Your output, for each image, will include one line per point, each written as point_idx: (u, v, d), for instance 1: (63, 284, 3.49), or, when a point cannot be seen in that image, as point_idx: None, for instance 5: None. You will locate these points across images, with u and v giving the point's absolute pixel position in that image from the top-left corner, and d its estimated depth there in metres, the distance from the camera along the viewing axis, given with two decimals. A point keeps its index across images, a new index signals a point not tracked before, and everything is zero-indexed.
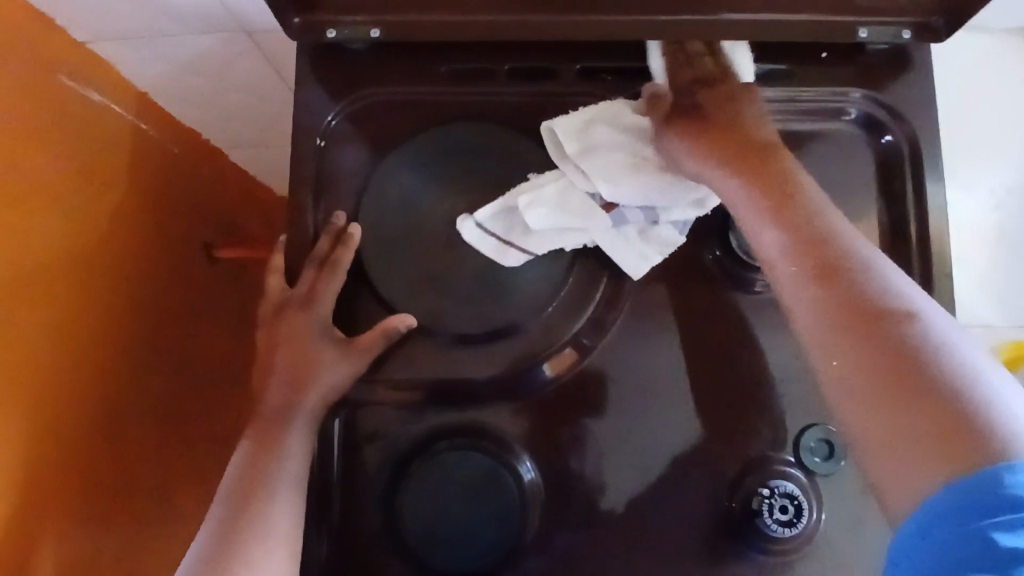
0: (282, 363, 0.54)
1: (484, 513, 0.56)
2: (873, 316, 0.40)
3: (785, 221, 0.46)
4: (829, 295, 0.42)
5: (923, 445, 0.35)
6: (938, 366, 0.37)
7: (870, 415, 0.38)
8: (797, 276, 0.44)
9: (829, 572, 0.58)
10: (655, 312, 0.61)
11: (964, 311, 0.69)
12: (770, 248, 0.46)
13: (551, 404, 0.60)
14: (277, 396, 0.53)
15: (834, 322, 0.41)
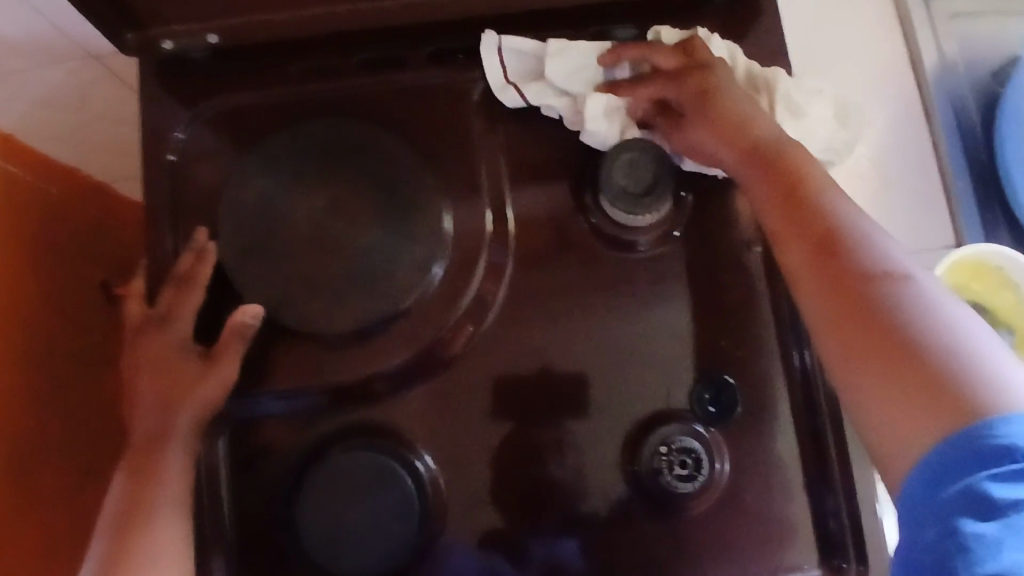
0: (157, 387, 0.56)
1: (384, 511, 0.55)
2: (876, 295, 0.46)
3: (792, 203, 0.52)
4: (836, 275, 0.48)
5: (918, 409, 0.41)
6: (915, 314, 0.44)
7: (876, 382, 0.44)
8: (803, 252, 0.50)
9: (737, 518, 0.57)
10: (537, 285, 0.60)
11: (889, 239, 0.64)
12: (779, 230, 0.52)
13: (442, 390, 0.59)
14: (152, 418, 0.56)
15: (836, 294, 0.47)
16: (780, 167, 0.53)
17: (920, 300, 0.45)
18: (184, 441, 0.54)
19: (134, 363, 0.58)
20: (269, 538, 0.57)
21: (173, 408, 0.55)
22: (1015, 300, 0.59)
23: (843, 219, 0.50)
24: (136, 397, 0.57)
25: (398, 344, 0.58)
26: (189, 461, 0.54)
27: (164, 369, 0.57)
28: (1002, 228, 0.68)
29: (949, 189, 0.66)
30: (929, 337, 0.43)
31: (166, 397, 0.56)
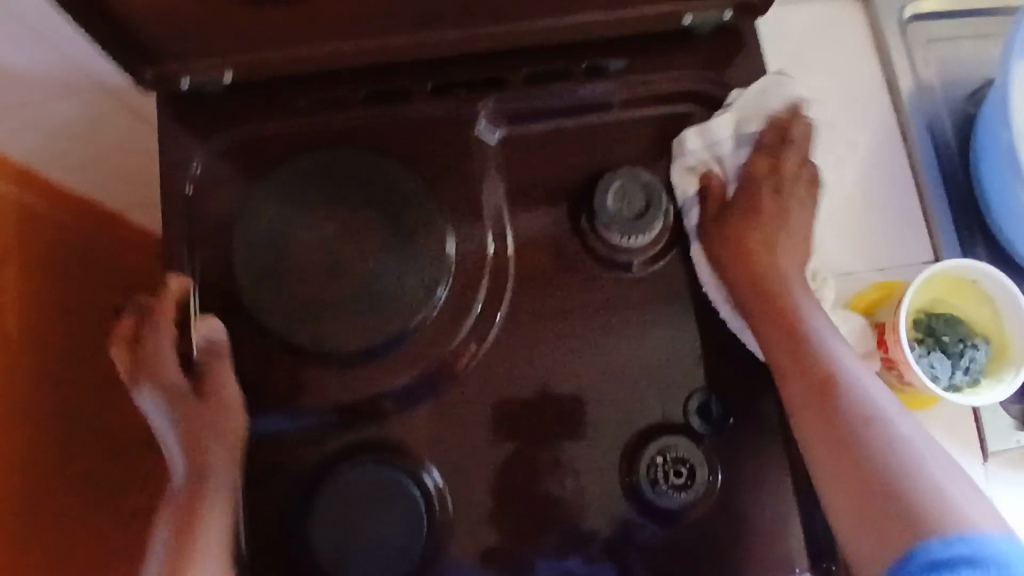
0: (184, 436, 0.61)
1: (392, 524, 0.58)
2: (838, 385, 0.55)
3: (778, 336, 0.59)
4: (810, 380, 0.56)
5: (881, 523, 0.49)
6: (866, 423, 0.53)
7: (865, 542, 0.49)
8: (790, 373, 0.57)
9: (729, 525, 0.60)
10: (534, 305, 0.63)
11: (869, 256, 0.68)
12: (776, 352, 0.58)
13: (447, 406, 0.62)
14: (186, 460, 0.60)
15: (811, 413, 0.55)
16: (765, 306, 0.60)
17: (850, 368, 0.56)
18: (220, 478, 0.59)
19: (152, 413, 0.62)
20: (284, 553, 0.60)
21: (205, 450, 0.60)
22: (993, 313, 0.62)
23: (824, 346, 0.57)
24: (167, 448, 0.61)
25: (405, 365, 0.61)
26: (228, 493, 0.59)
27: (186, 417, 0.61)
28: (980, 246, 0.70)
29: (927, 211, 0.69)
30: (856, 396, 0.54)
31: (192, 441, 0.60)
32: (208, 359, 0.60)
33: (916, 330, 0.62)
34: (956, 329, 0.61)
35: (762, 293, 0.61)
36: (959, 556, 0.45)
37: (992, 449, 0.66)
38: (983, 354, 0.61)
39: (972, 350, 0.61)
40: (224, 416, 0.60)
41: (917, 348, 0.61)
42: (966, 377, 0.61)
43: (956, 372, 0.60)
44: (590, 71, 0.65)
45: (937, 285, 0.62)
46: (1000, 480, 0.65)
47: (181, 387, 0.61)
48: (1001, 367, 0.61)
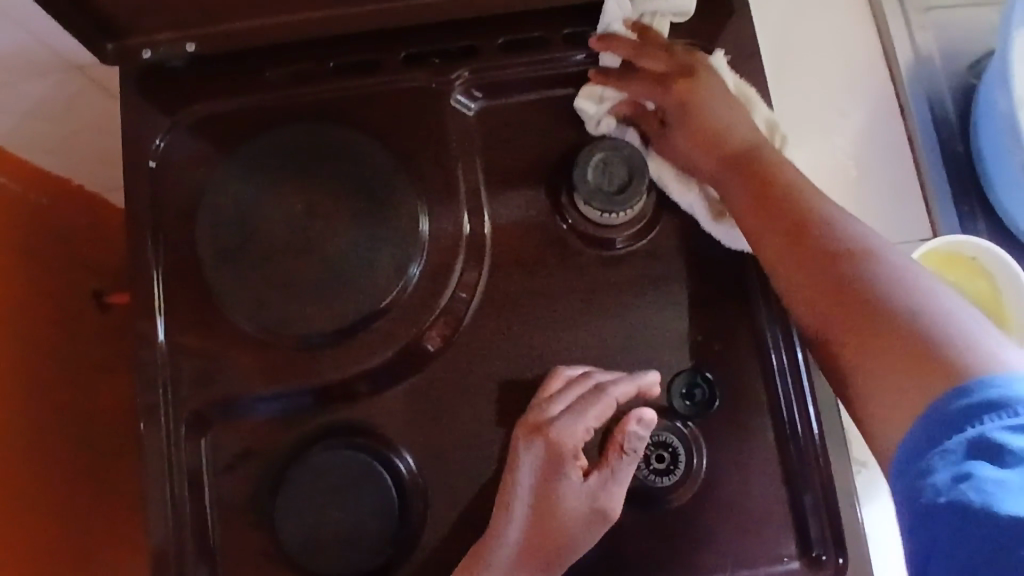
0: (564, 504, 0.52)
1: (364, 510, 0.56)
2: (847, 271, 0.50)
3: (771, 208, 0.54)
4: (805, 258, 0.52)
5: (905, 384, 0.45)
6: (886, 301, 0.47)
7: (888, 382, 0.46)
8: (784, 241, 0.53)
9: (714, 512, 0.58)
10: (512, 283, 0.61)
11: (864, 232, 0.65)
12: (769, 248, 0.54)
13: (422, 388, 0.60)
14: (567, 528, 0.52)
15: (813, 280, 0.51)
16: (749, 166, 0.56)
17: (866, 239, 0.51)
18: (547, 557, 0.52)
19: (550, 473, 0.52)
20: (252, 539, 0.58)
21: (586, 517, 0.53)
22: (991, 290, 0.58)
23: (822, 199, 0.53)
24: (563, 508, 0.52)
25: (377, 344, 0.59)
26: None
27: (550, 483, 0.52)
28: (980, 222, 0.67)
29: (925, 182, 0.66)
30: (878, 283, 0.48)
31: (566, 508, 0.52)
32: (634, 449, 0.53)
33: None
34: None
35: (733, 146, 0.58)
36: (1003, 429, 0.39)
37: None
38: None
39: None
40: (568, 489, 0.53)
41: None
42: None
43: None
44: (570, 39, 0.62)
45: (934, 262, 0.59)
46: None
47: (147, 368, 0.59)
48: None
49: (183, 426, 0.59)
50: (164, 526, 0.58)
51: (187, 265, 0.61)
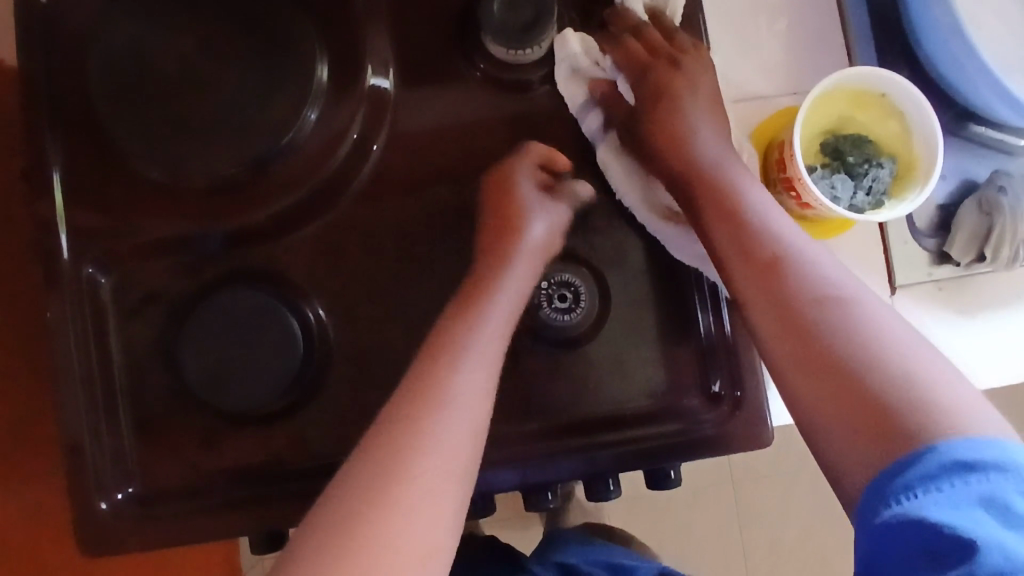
0: (478, 337, 0.53)
1: (267, 347, 0.57)
2: (802, 280, 0.49)
3: (712, 202, 0.55)
4: (751, 250, 0.52)
5: (855, 407, 0.45)
6: (830, 313, 0.48)
7: (842, 432, 0.45)
8: (727, 231, 0.53)
9: (617, 351, 0.60)
10: (419, 129, 0.60)
11: (785, 78, 0.64)
12: (720, 245, 0.53)
13: (330, 234, 0.60)
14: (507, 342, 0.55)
15: (757, 275, 0.51)
16: (700, 183, 0.57)
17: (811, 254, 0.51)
18: (459, 421, 0.50)
19: (473, 300, 0.55)
20: (160, 383, 0.58)
21: (486, 344, 0.53)
22: (901, 131, 0.58)
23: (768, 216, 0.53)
24: (461, 350, 0.52)
25: (280, 190, 0.59)
26: (463, 448, 0.50)
27: (461, 317, 0.54)
28: (902, 69, 0.66)
29: (845, 29, 0.65)
30: (820, 288, 0.49)
31: (473, 344, 0.53)
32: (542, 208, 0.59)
33: (822, 153, 0.59)
34: (862, 149, 0.58)
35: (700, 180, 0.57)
36: (964, 455, 0.41)
37: (900, 282, 0.63)
38: (887, 174, 0.57)
39: (876, 169, 0.57)
40: (517, 276, 0.57)
41: (818, 171, 0.58)
42: (868, 199, 0.57)
43: (857, 193, 0.57)
44: None
45: (842, 101, 0.58)
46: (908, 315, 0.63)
47: (43, 215, 0.58)
48: (906, 187, 0.58)
49: (85, 272, 0.58)
50: (68, 372, 0.57)
51: (80, 109, 0.59)
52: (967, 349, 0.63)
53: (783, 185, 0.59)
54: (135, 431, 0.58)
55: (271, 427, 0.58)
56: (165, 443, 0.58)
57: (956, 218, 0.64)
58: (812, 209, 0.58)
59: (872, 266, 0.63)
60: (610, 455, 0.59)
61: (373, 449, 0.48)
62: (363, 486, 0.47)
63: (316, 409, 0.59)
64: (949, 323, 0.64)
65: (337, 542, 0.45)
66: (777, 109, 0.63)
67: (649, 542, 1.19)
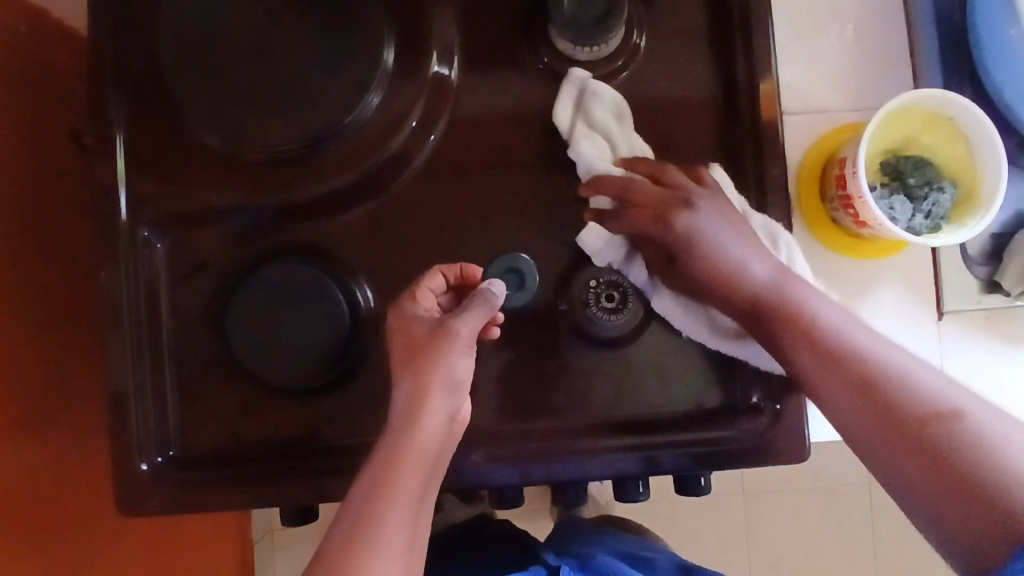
0: (427, 403, 0.52)
1: (314, 323, 0.57)
2: (855, 351, 0.51)
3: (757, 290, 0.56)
4: (808, 341, 0.53)
5: (945, 484, 0.46)
6: (891, 376, 0.49)
7: (950, 515, 0.46)
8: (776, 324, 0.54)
9: (658, 355, 0.60)
10: (479, 117, 0.61)
11: (849, 92, 0.63)
12: (766, 304, 0.55)
13: (384, 214, 0.60)
14: (464, 389, 0.54)
15: (825, 366, 0.52)
16: (729, 279, 0.56)
17: (847, 331, 0.52)
18: (409, 494, 0.50)
19: (428, 356, 0.52)
20: (207, 351, 0.59)
21: (433, 424, 0.52)
22: (964, 157, 0.57)
23: (809, 312, 0.53)
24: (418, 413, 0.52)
25: (337, 167, 0.59)
26: (420, 509, 0.51)
27: (414, 388, 0.52)
28: (968, 93, 0.65)
29: (913, 47, 0.64)
30: (883, 365, 0.50)
31: (426, 409, 0.52)
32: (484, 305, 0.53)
33: (883, 172, 0.58)
34: (924, 171, 0.57)
35: (749, 306, 0.56)
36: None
37: (948, 308, 0.63)
38: (948, 199, 0.57)
39: (937, 192, 0.57)
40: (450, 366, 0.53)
41: (878, 189, 0.58)
42: (926, 222, 0.57)
43: (916, 216, 0.57)
44: None
45: (907, 122, 0.58)
46: (953, 341, 0.63)
47: (104, 174, 0.59)
48: (965, 214, 0.57)
49: (141, 235, 0.59)
50: (118, 334, 0.58)
51: (147, 73, 0.59)
52: (1011, 379, 0.63)
53: (841, 201, 0.59)
54: (179, 396, 0.59)
55: (313, 401, 0.59)
56: (207, 411, 0.59)
57: (1011, 247, 0.63)
58: (868, 227, 0.58)
59: (922, 289, 0.63)
60: (629, 460, 0.59)
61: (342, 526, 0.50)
62: (336, 557, 0.48)
63: (357, 386, 0.59)
64: (995, 352, 0.63)
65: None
66: (839, 124, 0.63)
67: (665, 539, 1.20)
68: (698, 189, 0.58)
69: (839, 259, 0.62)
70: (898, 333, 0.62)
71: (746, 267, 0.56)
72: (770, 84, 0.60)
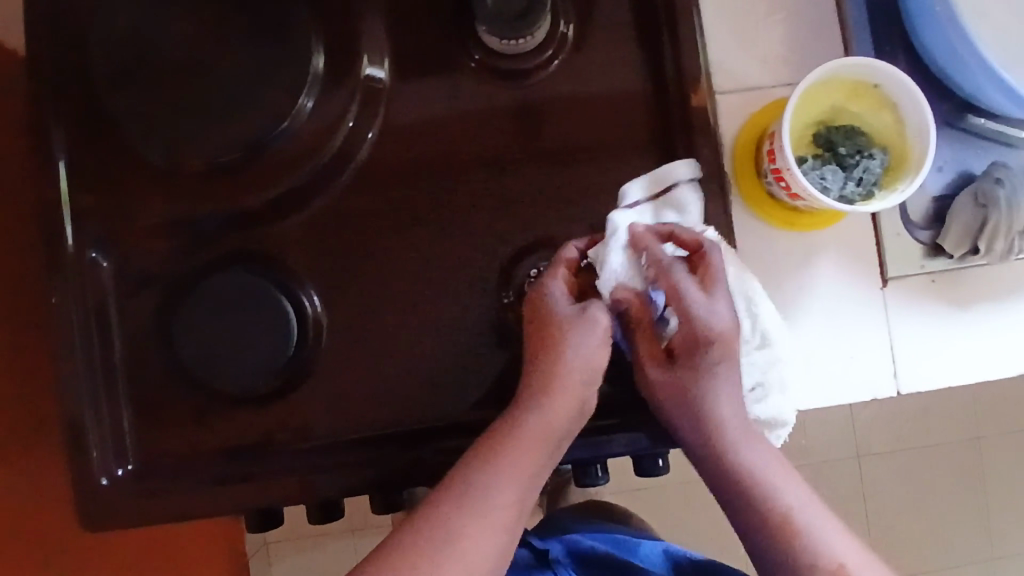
0: (560, 381, 0.55)
1: (260, 332, 0.58)
2: (776, 497, 0.54)
3: (700, 415, 0.56)
4: (733, 474, 0.55)
5: None
6: (802, 527, 0.54)
7: None
8: (713, 441, 0.56)
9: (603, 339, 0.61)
10: (414, 119, 0.61)
11: (781, 67, 0.63)
12: (700, 440, 0.56)
13: (324, 219, 0.61)
14: (596, 377, 0.57)
15: (742, 496, 0.55)
16: (679, 396, 0.56)
17: (813, 521, 0.54)
18: (523, 466, 0.54)
19: (563, 338, 0.56)
20: (160, 365, 0.60)
21: (557, 423, 0.55)
22: (894, 123, 0.58)
23: (777, 492, 0.54)
24: (549, 401, 0.55)
25: (275, 175, 0.60)
26: (529, 480, 0.54)
27: (546, 362, 0.56)
28: (901, 59, 0.66)
29: (846, 17, 0.64)
30: (795, 510, 0.54)
31: (560, 387, 0.55)
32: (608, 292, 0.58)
33: (814, 143, 0.59)
34: (854, 140, 0.58)
35: (729, 477, 0.55)
36: None
37: (892, 274, 0.63)
38: (878, 165, 0.57)
39: (867, 160, 0.57)
40: (585, 355, 0.56)
41: (809, 162, 0.58)
42: (858, 189, 0.57)
43: (847, 184, 0.57)
44: None
45: (835, 92, 0.58)
46: (898, 308, 0.63)
47: (46, 198, 0.59)
48: (898, 178, 0.57)
49: (87, 256, 0.60)
50: (69, 355, 0.59)
51: (82, 96, 0.60)
52: (957, 341, 0.63)
53: (773, 175, 0.59)
54: (135, 411, 0.60)
55: (267, 407, 0.60)
56: (164, 423, 0.60)
57: (951, 210, 0.64)
58: (801, 199, 0.58)
59: (863, 257, 0.63)
60: (582, 445, 0.60)
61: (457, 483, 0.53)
62: (448, 515, 0.52)
63: (309, 390, 0.60)
64: (942, 316, 0.64)
65: (413, 564, 0.50)
66: (771, 100, 0.63)
67: (656, 524, 1.22)
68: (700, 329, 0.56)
69: (777, 232, 0.63)
70: (842, 302, 0.63)
71: (748, 456, 0.56)
72: (698, 65, 0.60)
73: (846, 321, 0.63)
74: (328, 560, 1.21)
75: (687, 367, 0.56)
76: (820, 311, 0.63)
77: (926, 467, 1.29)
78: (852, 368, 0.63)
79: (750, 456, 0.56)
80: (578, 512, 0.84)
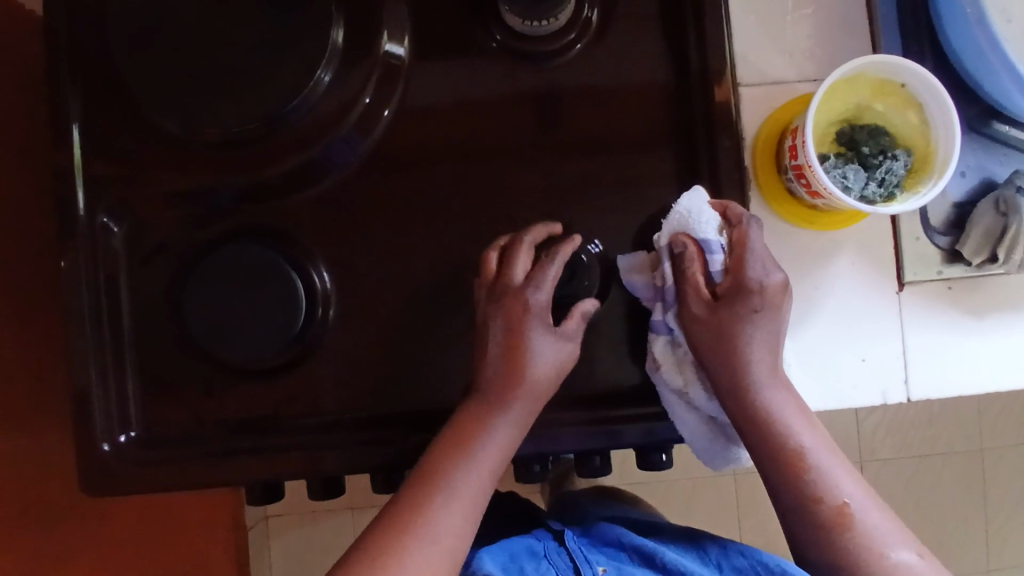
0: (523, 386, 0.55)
1: (268, 306, 0.58)
2: (786, 421, 0.53)
3: (723, 349, 0.55)
4: (748, 402, 0.54)
5: (821, 533, 0.51)
6: (808, 450, 0.52)
7: (812, 543, 0.51)
8: (733, 371, 0.54)
9: (614, 333, 0.61)
10: (432, 97, 0.61)
11: (806, 64, 0.62)
12: (727, 371, 0.55)
13: (338, 195, 0.61)
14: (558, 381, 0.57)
15: (753, 419, 0.54)
16: (708, 330, 0.55)
17: (823, 461, 0.52)
18: (490, 463, 0.53)
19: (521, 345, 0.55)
20: (166, 335, 0.60)
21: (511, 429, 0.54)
22: (919, 124, 0.57)
23: (786, 427, 0.53)
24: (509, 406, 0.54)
25: (289, 150, 0.59)
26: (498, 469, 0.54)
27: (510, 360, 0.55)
28: (928, 60, 0.65)
29: (875, 15, 0.63)
30: (804, 438, 0.53)
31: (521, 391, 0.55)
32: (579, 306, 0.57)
33: (837, 142, 0.58)
34: (879, 141, 0.57)
35: (740, 405, 0.54)
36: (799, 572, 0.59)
37: (909, 278, 0.62)
38: (902, 167, 0.56)
39: (891, 161, 0.56)
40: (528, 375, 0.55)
41: (831, 160, 0.57)
42: (880, 191, 0.57)
43: (869, 184, 0.57)
44: None
45: (861, 89, 0.57)
46: (913, 311, 0.62)
47: (61, 163, 0.59)
48: (919, 181, 0.57)
49: (98, 220, 0.59)
50: (76, 321, 0.59)
51: (100, 60, 0.60)
52: (969, 350, 0.63)
53: (794, 172, 0.59)
54: (141, 379, 0.60)
55: (273, 382, 0.60)
56: (167, 394, 0.60)
57: (972, 217, 0.63)
58: (821, 198, 0.58)
59: (881, 258, 0.63)
60: (591, 435, 0.59)
61: (435, 473, 0.52)
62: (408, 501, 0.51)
63: (315, 367, 0.60)
64: (957, 323, 0.63)
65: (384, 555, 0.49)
66: (796, 96, 0.62)
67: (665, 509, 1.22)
68: (744, 291, 0.55)
69: (796, 232, 0.62)
70: (857, 303, 0.62)
71: (764, 390, 0.54)
72: (723, 58, 0.59)
73: (859, 322, 0.62)
74: (327, 538, 1.21)
75: (728, 305, 0.55)
76: (834, 311, 0.62)
77: (930, 476, 1.28)
78: (864, 371, 0.62)
79: (770, 391, 0.54)
80: (596, 494, 0.83)
